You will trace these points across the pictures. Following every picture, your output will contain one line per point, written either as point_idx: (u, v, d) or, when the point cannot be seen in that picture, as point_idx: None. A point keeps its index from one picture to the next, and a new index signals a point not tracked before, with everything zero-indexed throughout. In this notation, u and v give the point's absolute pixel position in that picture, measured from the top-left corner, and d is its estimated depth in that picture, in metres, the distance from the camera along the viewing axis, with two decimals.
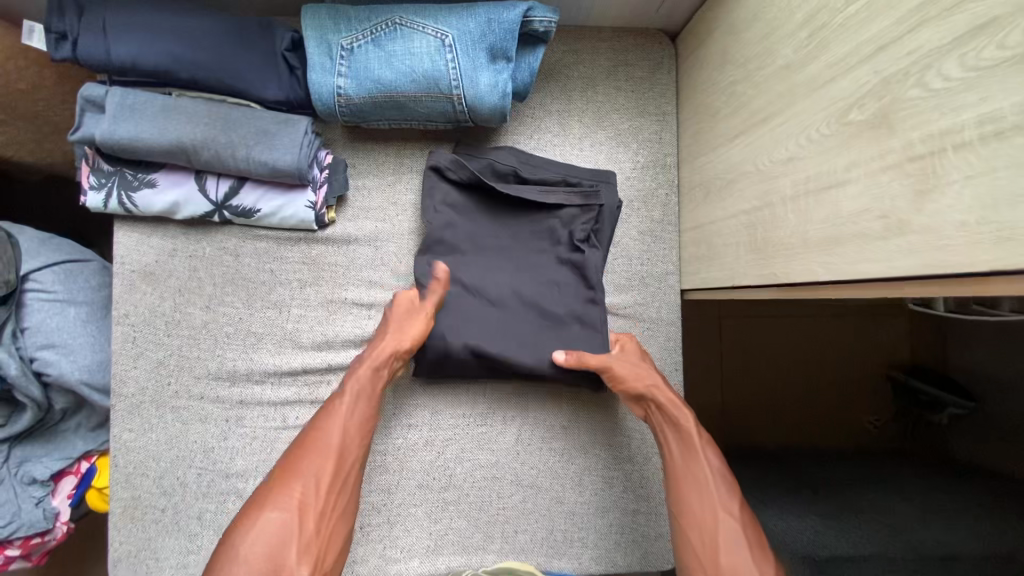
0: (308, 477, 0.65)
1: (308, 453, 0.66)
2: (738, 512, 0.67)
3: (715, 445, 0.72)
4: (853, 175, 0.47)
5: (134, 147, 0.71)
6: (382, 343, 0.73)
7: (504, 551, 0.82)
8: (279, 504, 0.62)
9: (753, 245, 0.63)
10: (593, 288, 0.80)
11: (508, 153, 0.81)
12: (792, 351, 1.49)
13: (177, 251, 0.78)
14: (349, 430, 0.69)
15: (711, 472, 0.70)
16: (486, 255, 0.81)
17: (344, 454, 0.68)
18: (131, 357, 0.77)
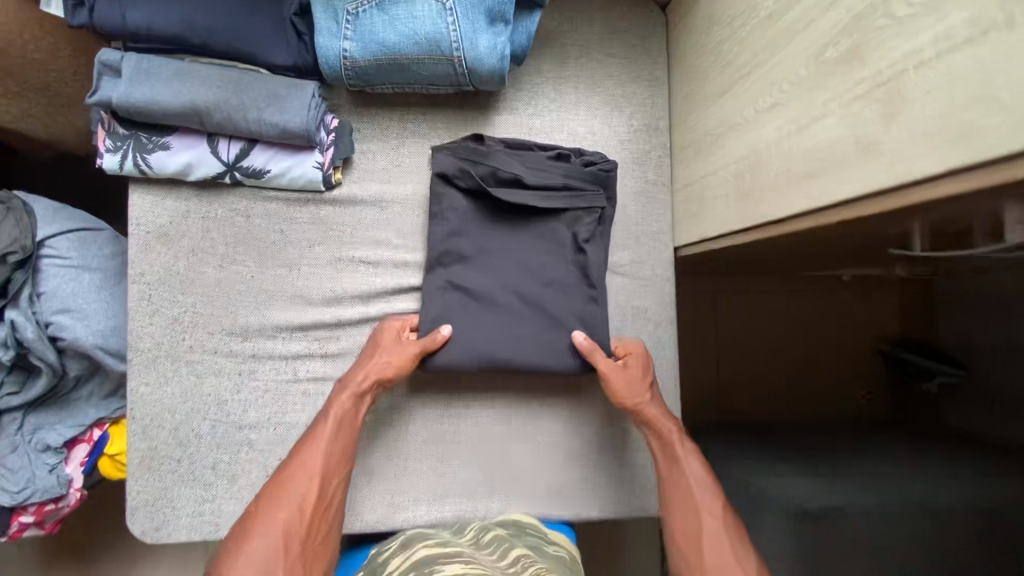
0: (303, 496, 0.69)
1: (298, 472, 0.71)
2: (720, 515, 0.72)
3: (698, 453, 0.77)
4: (830, 107, 0.51)
5: (149, 110, 0.74)
6: (369, 366, 0.78)
7: (507, 500, 0.86)
8: (273, 525, 0.66)
9: (741, 190, 0.67)
10: (593, 286, 0.83)
11: (512, 159, 0.82)
12: (785, 326, 1.53)
13: (191, 212, 0.82)
14: (336, 450, 0.74)
15: (692, 478, 0.75)
16: (489, 257, 0.83)
17: (330, 475, 0.72)
18: (147, 314, 0.81)
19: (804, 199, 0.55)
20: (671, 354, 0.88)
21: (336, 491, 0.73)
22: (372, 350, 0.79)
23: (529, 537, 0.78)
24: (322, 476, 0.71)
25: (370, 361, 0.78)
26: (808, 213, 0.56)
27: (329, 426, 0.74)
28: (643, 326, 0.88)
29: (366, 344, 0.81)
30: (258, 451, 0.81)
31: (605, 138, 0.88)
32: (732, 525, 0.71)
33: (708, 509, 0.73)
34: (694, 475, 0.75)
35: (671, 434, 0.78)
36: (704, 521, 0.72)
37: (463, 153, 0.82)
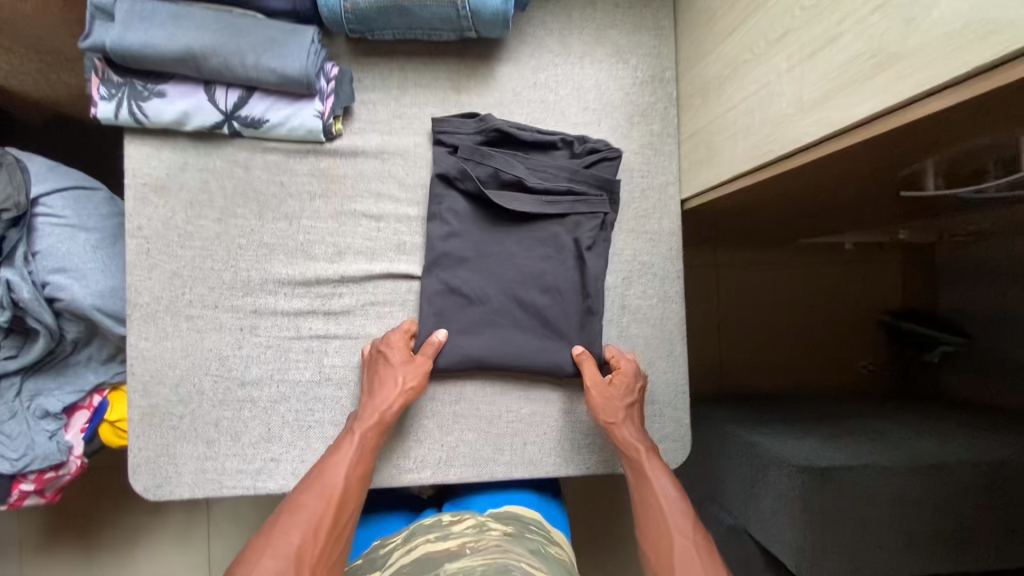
0: (308, 518, 0.67)
1: (311, 489, 0.70)
2: (693, 536, 0.71)
3: (669, 472, 0.77)
4: (847, 25, 0.49)
5: (143, 56, 0.72)
6: (383, 381, 0.76)
7: (513, 463, 0.83)
8: (283, 549, 0.64)
9: (752, 130, 0.65)
10: (590, 296, 0.83)
11: (513, 160, 0.82)
12: (789, 297, 1.51)
13: (188, 164, 0.80)
14: (353, 470, 0.72)
15: (664, 499, 0.74)
16: (488, 261, 0.82)
17: (348, 497, 0.71)
18: (146, 269, 0.79)
19: (820, 125, 0.54)
20: (679, 308, 0.87)
21: (351, 512, 0.71)
22: (384, 365, 0.77)
23: (528, 537, 0.71)
24: (341, 499, 0.70)
25: (382, 376, 0.76)
26: (837, 136, 0.53)
27: (350, 446, 0.74)
28: (651, 281, 0.86)
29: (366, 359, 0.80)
30: (261, 407, 0.80)
31: (610, 89, 0.86)
32: (704, 545, 0.70)
33: (682, 529, 0.71)
34: (666, 496, 0.75)
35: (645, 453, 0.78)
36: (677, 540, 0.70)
37: (463, 152, 0.82)
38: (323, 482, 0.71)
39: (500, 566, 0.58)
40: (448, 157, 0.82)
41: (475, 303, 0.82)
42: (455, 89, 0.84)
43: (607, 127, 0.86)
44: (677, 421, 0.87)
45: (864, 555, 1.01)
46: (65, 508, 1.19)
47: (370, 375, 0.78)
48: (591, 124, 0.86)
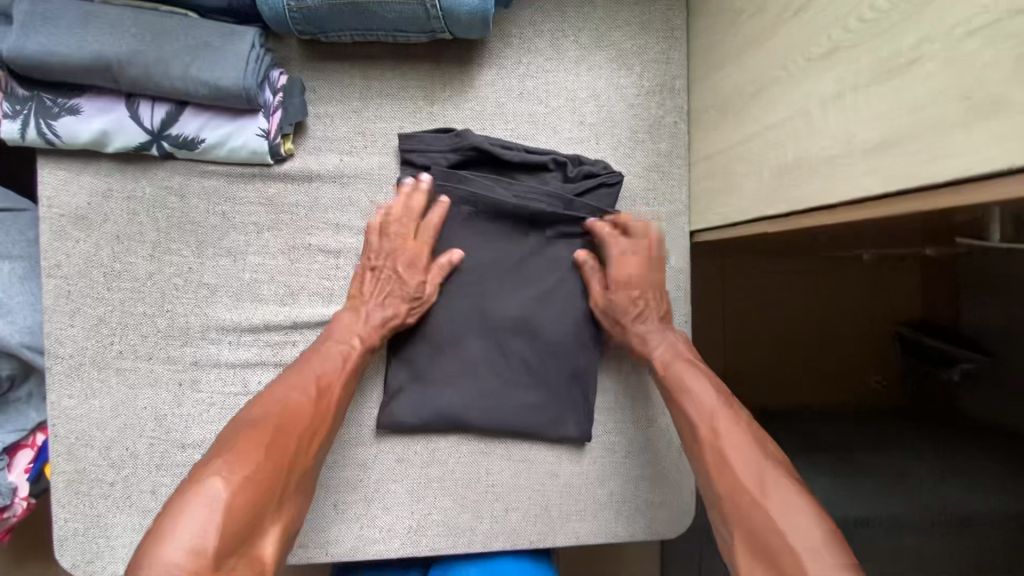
0: (256, 431, 0.56)
1: (284, 388, 0.61)
2: (733, 431, 0.59)
3: (697, 368, 0.65)
4: (925, 52, 0.37)
5: (47, 65, 0.59)
6: (398, 297, 0.68)
7: (493, 533, 0.72)
8: (235, 461, 0.53)
9: (785, 166, 0.54)
10: (585, 345, 0.72)
11: (493, 183, 0.70)
12: (802, 309, 1.28)
13: (113, 192, 0.68)
14: (343, 378, 0.64)
15: (694, 400, 0.63)
16: (463, 303, 0.72)
17: (321, 404, 0.61)
18: (67, 314, 0.68)
19: (878, 176, 0.42)
20: None
21: (321, 423, 0.61)
22: (403, 264, 0.69)
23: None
24: (324, 403, 0.62)
25: (394, 284, 0.68)
26: (908, 195, 0.40)
27: (332, 350, 0.65)
28: None
29: (370, 242, 0.70)
30: None
31: (611, 100, 0.73)
32: (752, 442, 0.58)
33: (724, 430, 0.59)
34: (696, 397, 0.63)
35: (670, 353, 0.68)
36: (711, 447, 0.59)
37: (435, 177, 0.70)
38: (278, 396, 0.60)
39: None
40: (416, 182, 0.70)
41: (450, 351, 0.72)
42: (427, 101, 0.71)
43: (607, 145, 0.74)
44: (682, 485, 0.75)
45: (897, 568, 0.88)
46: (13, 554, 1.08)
47: (379, 275, 0.69)
48: (587, 142, 0.74)
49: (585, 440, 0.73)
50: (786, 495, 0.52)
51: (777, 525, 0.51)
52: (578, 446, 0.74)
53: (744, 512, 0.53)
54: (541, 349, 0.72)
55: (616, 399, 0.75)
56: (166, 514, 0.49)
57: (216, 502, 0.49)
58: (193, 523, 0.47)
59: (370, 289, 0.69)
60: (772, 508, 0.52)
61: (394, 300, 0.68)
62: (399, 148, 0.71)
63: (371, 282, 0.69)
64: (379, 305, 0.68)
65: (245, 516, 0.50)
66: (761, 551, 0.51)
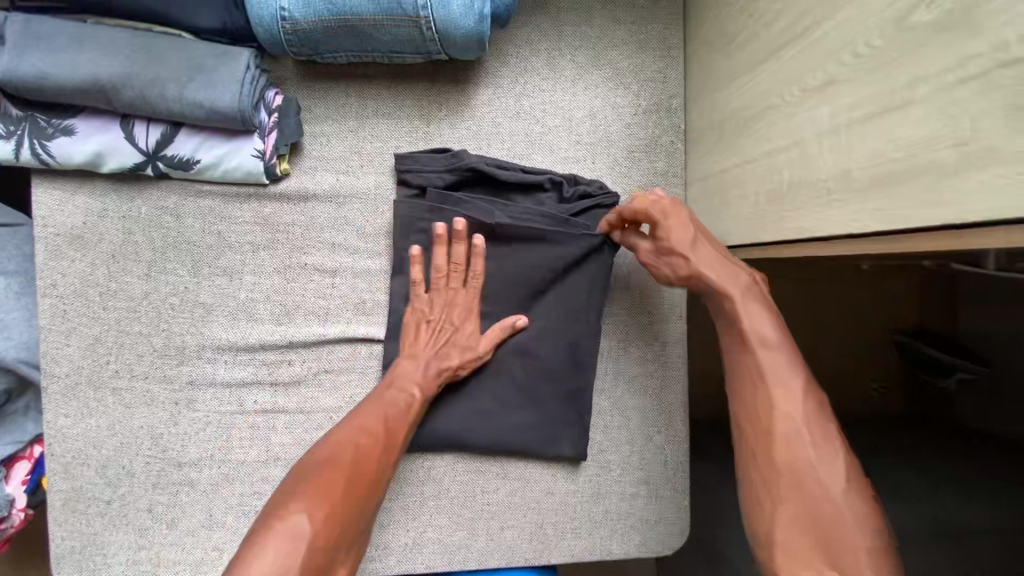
0: (331, 469, 0.59)
1: (361, 415, 0.64)
2: (805, 403, 0.55)
3: (773, 324, 0.59)
4: (917, 94, 0.37)
5: (42, 88, 0.60)
6: (456, 350, 0.69)
7: (489, 550, 0.73)
8: (311, 501, 0.56)
9: (781, 194, 0.54)
10: (581, 366, 0.72)
11: (487, 206, 0.70)
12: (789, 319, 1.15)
13: (109, 212, 0.68)
14: (411, 420, 0.65)
15: (773, 365, 0.57)
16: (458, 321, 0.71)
17: (388, 448, 0.63)
18: (63, 334, 0.68)
19: (872, 213, 0.42)
20: (682, 374, 0.76)
21: (386, 464, 0.62)
22: (455, 314, 0.70)
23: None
24: (390, 444, 0.63)
25: (450, 335, 0.69)
26: (904, 234, 0.40)
27: (396, 393, 0.66)
28: (649, 342, 0.75)
29: (418, 295, 0.70)
30: (200, 492, 0.69)
31: (607, 119, 0.73)
32: (826, 421, 0.54)
33: (800, 402, 0.55)
34: (775, 361, 0.57)
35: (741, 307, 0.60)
36: (784, 418, 0.55)
37: (431, 199, 0.70)
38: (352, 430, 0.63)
39: None
40: (414, 202, 0.70)
41: None
42: (423, 120, 0.71)
43: (603, 165, 0.74)
44: (677, 503, 0.75)
45: None
46: None
47: (432, 328, 0.70)
48: (583, 161, 0.73)
49: (581, 458, 0.73)
50: (848, 488, 0.51)
51: (838, 513, 0.50)
52: (574, 465, 0.74)
53: (809, 492, 0.51)
54: (538, 368, 0.72)
55: (612, 418, 0.75)
56: (252, 543, 0.53)
57: (293, 539, 0.52)
58: (271, 560, 0.51)
59: (425, 341, 0.69)
60: (838, 497, 0.50)
61: (453, 352, 0.69)
62: (395, 168, 0.71)
63: (427, 335, 0.69)
64: (435, 356, 0.68)
65: (322, 555, 0.53)
66: (816, 532, 0.50)
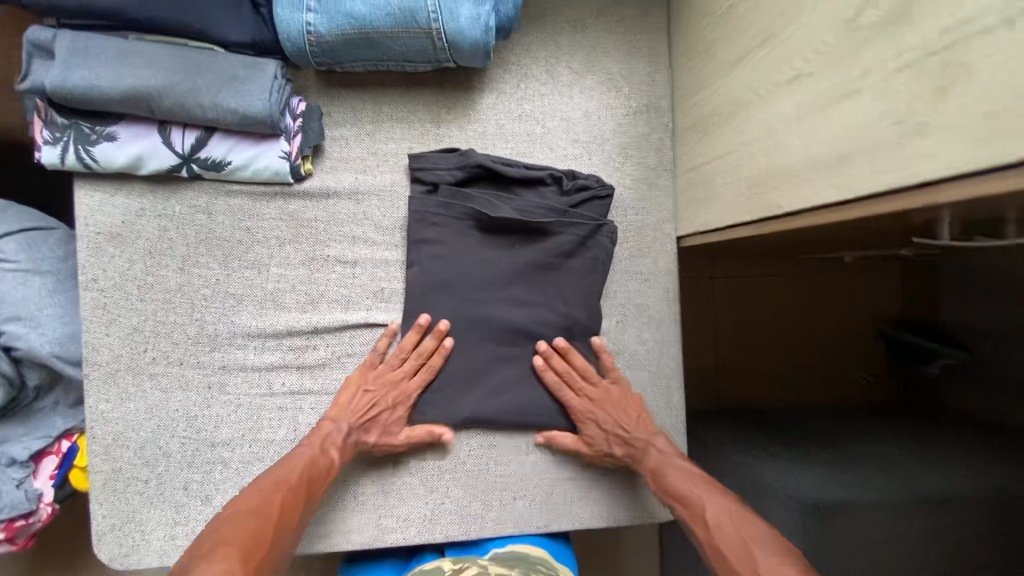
0: (252, 522, 0.61)
1: (264, 484, 0.66)
2: (725, 514, 0.66)
3: (681, 458, 0.74)
4: (866, 82, 0.44)
5: (88, 96, 0.65)
6: (378, 425, 0.74)
7: (503, 519, 0.78)
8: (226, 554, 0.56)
9: (758, 178, 0.61)
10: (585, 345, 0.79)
11: (493, 199, 0.77)
12: (809, 304, 1.43)
13: (145, 211, 0.74)
14: (321, 489, 0.69)
15: (690, 495, 0.69)
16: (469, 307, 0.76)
17: (302, 509, 0.66)
18: (103, 324, 0.73)
19: (834, 187, 0.49)
20: (677, 351, 0.82)
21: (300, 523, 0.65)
22: (390, 394, 0.75)
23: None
24: (299, 504, 0.66)
25: (378, 411, 0.74)
26: (856, 202, 0.47)
27: (302, 456, 0.69)
28: (647, 322, 0.82)
29: (372, 365, 0.76)
30: (233, 470, 0.75)
31: (601, 119, 0.80)
32: (745, 521, 0.64)
33: (722, 519, 0.65)
34: (691, 492, 0.70)
35: (661, 457, 0.75)
36: (715, 530, 0.64)
37: (442, 194, 0.76)
38: (259, 494, 0.65)
39: None
40: (427, 198, 0.76)
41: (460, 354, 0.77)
42: (434, 122, 0.78)
43: (599, 161, 0.81)
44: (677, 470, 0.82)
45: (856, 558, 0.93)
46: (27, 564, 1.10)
47: (365, 398, 0.74)
48: (580, 158, 0.80)
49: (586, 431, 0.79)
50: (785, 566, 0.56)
51: None
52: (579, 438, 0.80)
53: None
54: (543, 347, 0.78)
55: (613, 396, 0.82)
56: None
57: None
58: None
59: (353, 409, 0.73)
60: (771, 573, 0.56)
61: (375, 427, 0.74)
62: (409, 167, 0.77)
63: (357, 402, 0.74)
64: (360, 427, 0.73)
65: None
66: None
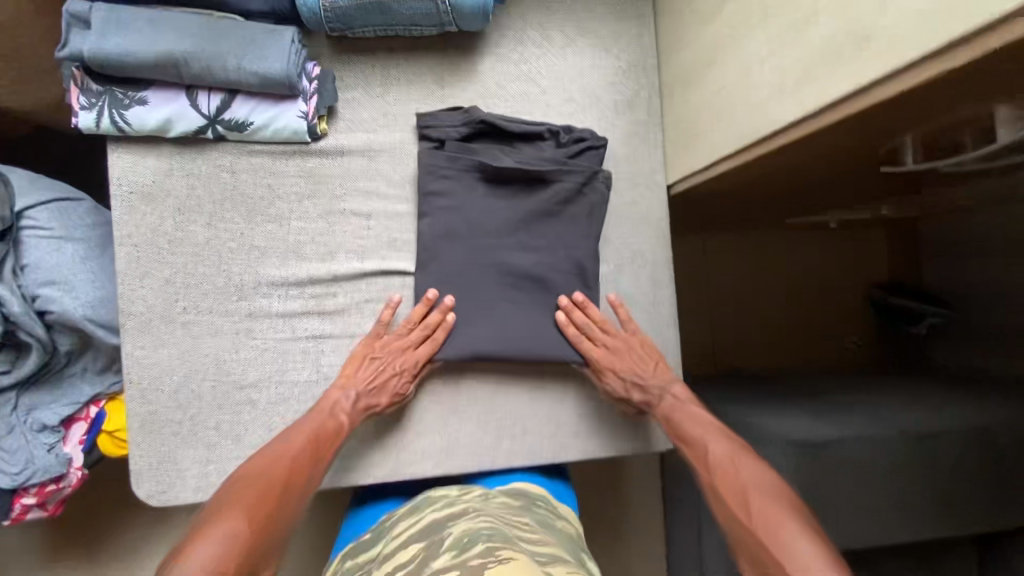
0: (261, 483, 0.67)
1: (275, 447, 0.72)
2: (735, 463, 0.70)
3: (699, 404, 0.80)
4: (822, 8, 0.51)
5: (121, 62, 0.71)
6: (386, 391, 0.79)
7: (513, 451, 0.84)
8: (233, 514, 0.62)
9: (737, 113, 0.67)
10: (587, 286, 0.84)
11: (497, 152, 0.83)
12: (804, 268, 1.49)
13: (174, 171, 0.79)
14: (331, 449, 0.75)
15: (697, 442, 0.75)
16: (476, 250, 0.82)
17: (314, 468, 0.72)
18: (137, 277, 0.79)
19: (802, 105, 0.55)
20: (670, 291, 0.89)
21: (312, 480, 0.71)
22: (396, 360, 0.79)
23: (536, 512, 0.75)
24: (310, 463, 0.72)
25: (385, 376, 0.79)
26: (832, 105, 0.52)
27: (309, 423, 0.75)
28: (642, 266, 0.88)
29: (378, 336, 0.81)
30: (260, 410, 0.80)
31: (593, 78, 0.87)
32: (752, 471, 0.69)
33: (729, 465, 0.70)
34: (700, 436, 0.75)
35: (673, 404, 0.81)
36: (721, 475, 0.70)
37: (449, 149, 0.82)
38: (270, 457, 0.70)
39: (504, 535, 0.61)
40: (434, 153, 0.82)
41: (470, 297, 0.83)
42: (438, 84, 0.84)
43: (592, 117, 0.87)
44: None
45: (850, 494, 0.99)
46: (54, 534, 1.15)
47: (373, 365, 0.79)
48: (576, 114, 0.86)
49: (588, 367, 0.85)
50: (782, 518, 0.62)
51: (778, 540, 0.59)
52: (582, 375, 0.86)
53: (750, 527, 0.63)
54: (547, 289, 0.84)
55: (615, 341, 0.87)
56: (181, 549, 0.58)
57: (221, 543, 0.58)
58: (199, 555, 0.56)
59: (362, 375, 0.79)
60: (765, 520, 0.62)
61: (385, 391, 0.79)
62: (417, 125, 0.83)
63: (365, 369, 0.79)
64: (366, 393, 0.78)
65: (254, 552, 0.60)
66: (765, 553, 0.60)
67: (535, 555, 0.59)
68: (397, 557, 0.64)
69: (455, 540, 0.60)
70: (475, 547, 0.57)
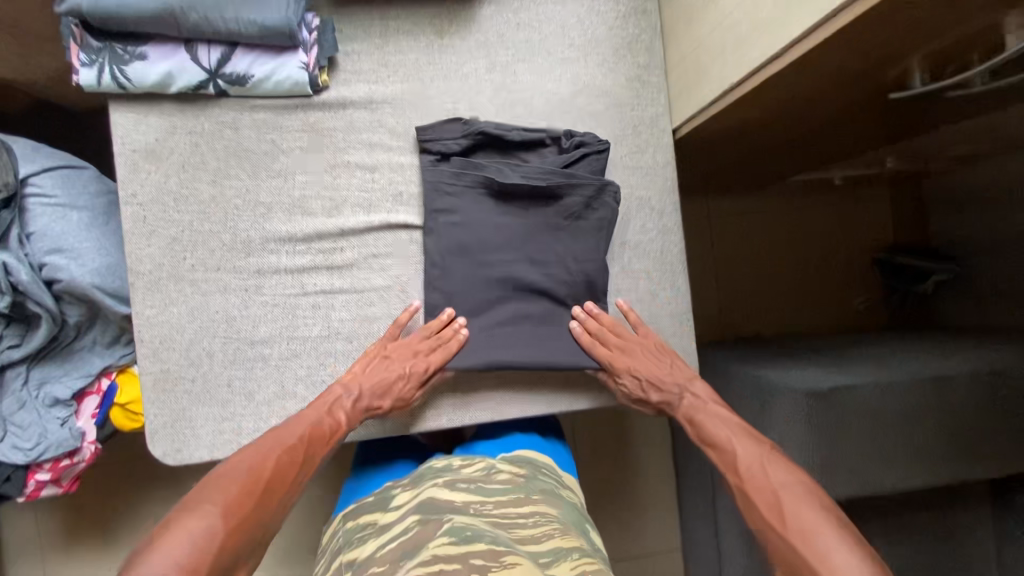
0: (244, 479, 0.64)
1: (265, 442, 0.70)
2: (762, 465, 0.69)
3: (724, 406, 0.78)
4: None
5: (120, 16, 0.70)
6: (389, 396, 0.77)
7: (526, 401, 0.85)
8: (210, 510, 0.59)
9: (741, 40, 0.66)
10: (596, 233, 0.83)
11: (506, 167, 0.82)
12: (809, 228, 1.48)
13: (177, 128, 0.79)
14: (324, 446, 0.73)
15: (724, 442, 0.73)
16: (482, 199, 0.81)
17: (302, 467, 0.70)
18: (144, 236, 0.78)
19: (809, 16, 0.55)
20: (678, 237, 0.88)
21: (298, 480, 0.69)
22: (403, 364, 0.78)
23: (541, 479, 0.77)
24: (300, 463, 0.70)
25: (390, 379, 0.77)
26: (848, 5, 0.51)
27: (302, 420, 0.73)
28: (649, 212, 0.87)
29: (388, 341, 0.80)
30: (273, 365, 0.80)
31: (594, 24, 0.86)
32: (783, 472, 0.67)
33: (756, 467, 0.69)
34: (726, 438, 0.74)
35: (693, 403, 0.80)
36: (751, 476, 0.68)
37: (454, 167, 0.81)
38: (257, 451, 0.68)
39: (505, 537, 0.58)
40: (438, 167, 0.82)
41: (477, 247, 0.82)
42: (438, 34, 0.83)
43: (595, 63, 0.86)
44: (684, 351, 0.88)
45: (863, 441, 0.98)
46: (72, 511, 1.15)
47: (376, 369, 0.78)
48: (579, 61, 0.86)
49: None
50: (816, 521, 0.59)
51: (812, 545, 0.57)
52: None
53: (783, 531, 0.61)
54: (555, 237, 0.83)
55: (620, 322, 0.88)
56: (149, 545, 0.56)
57: (195, 542, 0.56)
58: (170, 554, 0.54)
59: (365, 374, 0.77)
60: (800, 523, 0.60)
61: (390, 395, 0.77)
62: (417, 141, 0.83)
63: (369, 370, 0.78)
64: (370, 396, 0.76)
65: (229, 552, 0.58)
66: (800, 560, 0.57)
67: (536, 557, 0.57)
68: (389, 533, 0.64)
69: (455, 526, 0.59)
70: (479, 545, 0.55)
